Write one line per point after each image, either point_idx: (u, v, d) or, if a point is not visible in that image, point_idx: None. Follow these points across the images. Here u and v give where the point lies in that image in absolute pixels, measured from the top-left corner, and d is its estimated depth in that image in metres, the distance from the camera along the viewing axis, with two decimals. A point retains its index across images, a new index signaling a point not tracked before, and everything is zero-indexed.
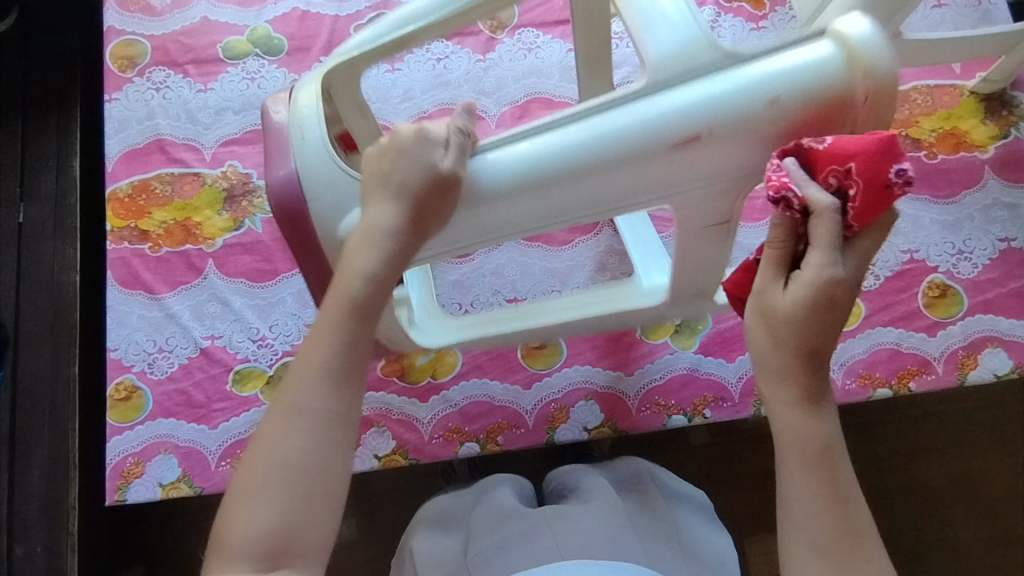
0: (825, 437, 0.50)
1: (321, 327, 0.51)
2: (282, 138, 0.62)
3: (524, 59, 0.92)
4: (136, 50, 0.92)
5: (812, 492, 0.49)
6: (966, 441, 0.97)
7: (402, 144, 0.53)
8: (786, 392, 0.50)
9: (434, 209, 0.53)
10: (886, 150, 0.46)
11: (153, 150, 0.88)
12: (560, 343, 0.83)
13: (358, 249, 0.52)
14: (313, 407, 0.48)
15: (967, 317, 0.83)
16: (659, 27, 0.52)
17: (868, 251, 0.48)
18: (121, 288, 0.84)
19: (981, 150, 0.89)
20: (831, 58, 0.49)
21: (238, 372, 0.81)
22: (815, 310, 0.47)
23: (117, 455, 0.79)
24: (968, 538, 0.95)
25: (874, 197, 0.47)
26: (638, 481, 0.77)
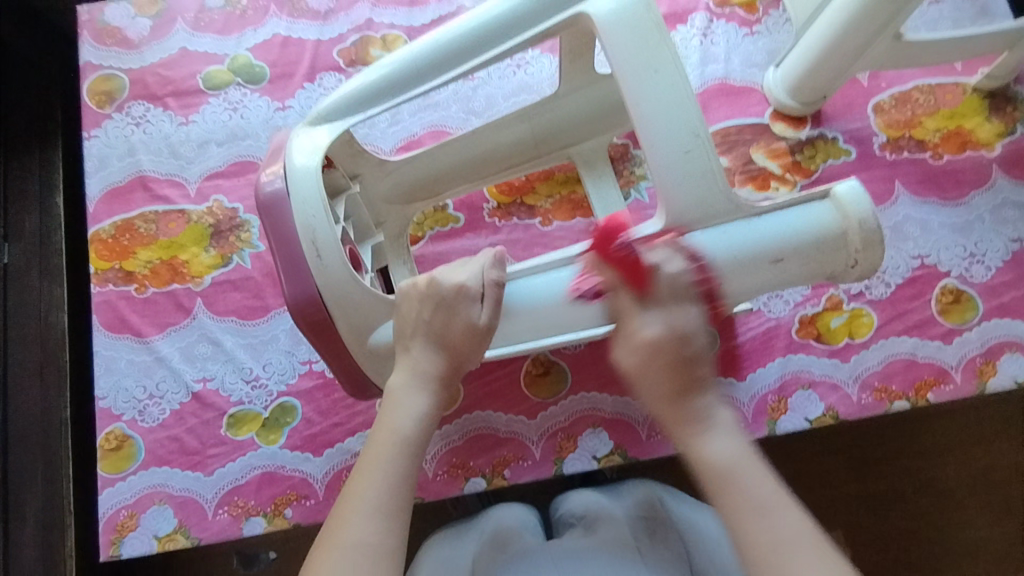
0: (738, 456, 0.51)
1: (368, 462, 0.55)
2: (279, 232, 0.60)
3: (513, 77, 0.89)
4: (114, 84, 0.89)
5: (735, 516, 0.49)
6: (985, 440, 0.94)
7: (443, 296, 0.59)
8: (688, 425, 0.53)
9: (474, 356, 0.61)
10: (605, 234, 0.57)
11: (136, 187, 0.86)
12: (565, 369, 0.80)
13: (407, 395, 0.58)
14: (363, 544, 0.50)
15: (983, 322, 0.80)
16: (678, 166, 0.57)
17: (665, 301, 0.55)
18: (108, 332, 0.81)
19: (988, 148, 0.86)
20: (827, 217, 0.59)
21: (233, 415, 0.78)
22: (649, 361, 0.54)
23: (110, 509, 0.76)
24: (990, 539, 0.92)
25: (627, 264, 0.56)
26: (649, 507, 0.73)
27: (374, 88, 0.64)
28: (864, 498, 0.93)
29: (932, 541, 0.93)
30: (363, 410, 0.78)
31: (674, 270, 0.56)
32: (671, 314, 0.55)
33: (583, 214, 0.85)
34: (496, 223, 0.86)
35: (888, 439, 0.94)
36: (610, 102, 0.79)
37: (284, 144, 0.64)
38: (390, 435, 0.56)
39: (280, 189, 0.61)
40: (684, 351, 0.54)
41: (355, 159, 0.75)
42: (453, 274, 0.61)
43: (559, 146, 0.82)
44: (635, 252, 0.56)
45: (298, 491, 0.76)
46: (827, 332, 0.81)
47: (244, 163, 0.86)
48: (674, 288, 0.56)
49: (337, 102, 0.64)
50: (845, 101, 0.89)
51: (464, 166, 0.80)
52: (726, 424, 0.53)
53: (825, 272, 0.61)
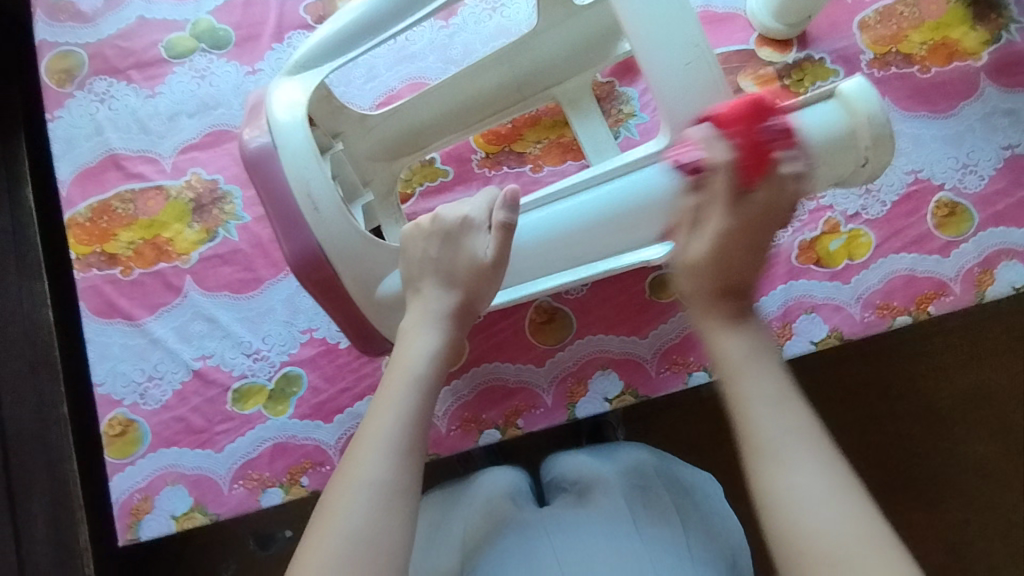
0: (753, 350, 0.52)
1: (379, 402, 0.55)
2: (272, 194, 0.59)
3: (490, 20, 0.86)
4: (72, 61, 0.85)
5: (762, 395, 0.50)
6: (976, 359, 0.97)
7: (447, 228, 0.60)
8: (744, 385, 0.50)
9: (486, 291, 0.60)
10: (757, 104, 0.53)
11: (108, 167, 0.82)
12: (570, 314, 0.79)
13: (421, 331, 0.59)
14: (378, 480, 0.51)
15: (979, 232, 0.81)
16: (680, 80, 0.56)
17: (768, 201, 0.53)
18: (97, 318, 0.79)
19: (975, 57, 0.85)
20: (837, 116, 0.59)
21: (237, 390, 0.77)
22: (718, 255, 0.54)
23: (123, 493, 0.75)
24: (984, 453, 0.96)
25: (757, 149, 0.52)
26: (643, 476, 0.71)
27: (359, 22, 0.62)
28: (860, 422, 0.97)
29: (929, 457, 0.97)
30: (369, 373, 0.77)
31: (791, 174, 0.53)
32: (748, 223, 0.54)
33: (573, 157, 0.84)
34: (486, 174, 0.84)
35: (880, 362, 0.98)
36: (592, 33, 0.76)
37: (262, 99, 0.62)
38: (403, 373, 0.56)
39: (266, 144, 0.59)
40: (751, 260, 0.55)
41: (333, 116, 0.73)
42: (455, 208, 0.61)
43: (540, 87, 0.79)
44: (772, 141, 0.53)
45: (312, 459, 0.75)
46: (827, 255, 0.81)
47: (220, 133, 0.83)
48: (778, 196, 0.53)
49: (322, 44, 0.62)
50: (830, 20, 0.87)
51: (448, 117, 0.77)
52: (768, 354, 0.52)
53: (837, 175, 0.61)
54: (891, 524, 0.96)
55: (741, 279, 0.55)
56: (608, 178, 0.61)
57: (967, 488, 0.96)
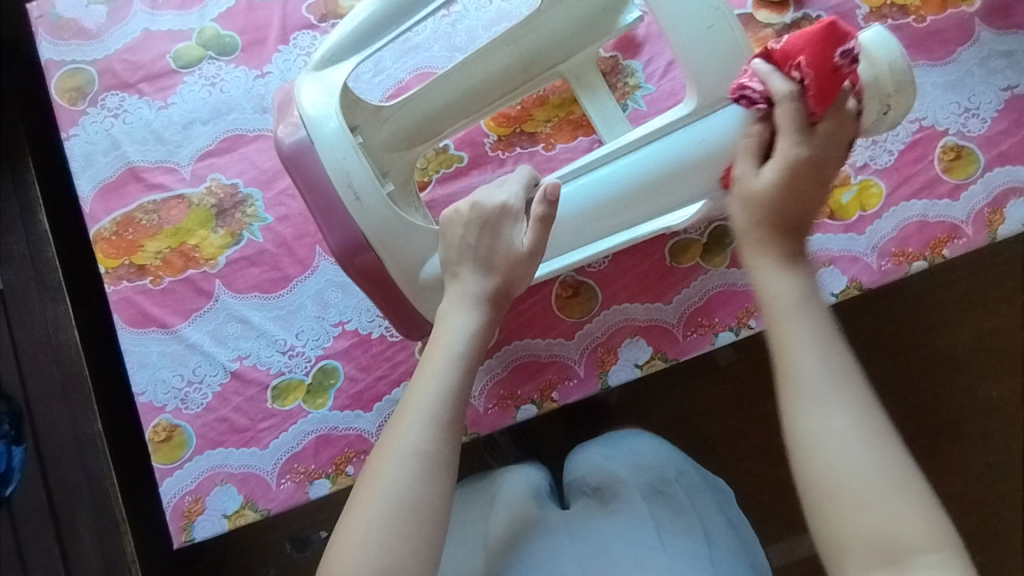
0: (798, 291, 0.56)
1: (421, 376, 0.58)
2: (313, 186, 0.64)
3: (491, 5, 0.87)
4: (82, 79, 0.86)
5: (812, 334, 0.54)
6: (982, 304, 0.99)
7: (486, 216, 0.63)
8: (791, 326, 0.55)
9: (522, 276, 0.63)
10: (829, 32, 0.58)
11: (128, 180, 0.83)
12: (595, 286, 0.81)
13: (456, 313, 0.61)
14: (418, 450, 0.54)
15: (986, 173, 0.82)
16: (703, 43, 0.62)
17: (831, 131, 0.59)
18: (132, 329, 0.80)
19: (968, 3, 0.87)
20: (860, 66, 0.63)
21: (276, 387, 0.78)
22: (788, 179, 0.58)
23: (173, 497, 0.76)
24: (1000, 395, 0.99)
25: (826, 76, 0.58)
26: (662, 482, 0.72)
27: (379, 17, 0.67)
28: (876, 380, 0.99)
29: (945, 406, 0.99)
30: (403, 359, 0.79)
31: (843, 110, 0.60)
32: (818, 145, 0.58)
33: (584, 133, 0.85)
34: (500, 156, 0.85)
35: (890, 321, 1.00)
36: (596, 8, 0.78)
37: (290, 95, 0.66)
38: (443, 351, 0.59)
39: (302, 138, 0.64)
40: (812, 180, 0.58)
41: (351, 109, 0.73)
42: (492, 196, 0.64)
43: (547, 67, 0.81)
44: (846, 66, 0.58)
45: (356, 448, 0.77)
46: (840, 208, 0.83)
47: (236, 138, 0.84)
48: (840, 122, 0.59)
49: (344, 38, 0.67)
50: None
51: (460, 102, 0.79)
52: (813, 301, 0.56)
53: (861, 123, 0.65)
54: None
55: (807, 203, 0.59)
56: (639, 145, 0.65)
57: (983, 431, 0.99)
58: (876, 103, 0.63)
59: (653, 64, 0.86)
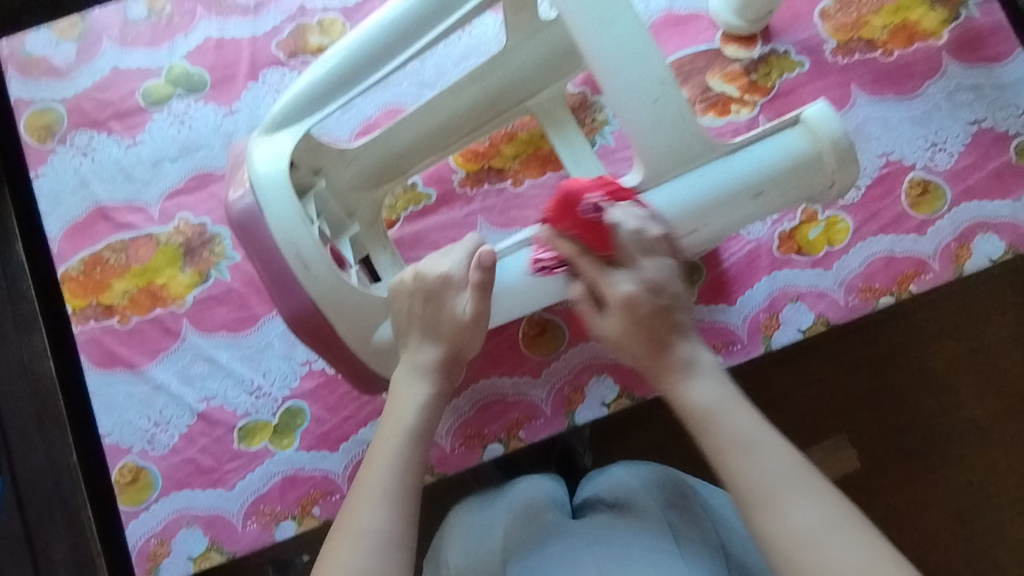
0: (719, 397, 0.54)
1: (375, 454, 0.57)
2: (262, 255, 0.63)
3: (459, 41, 0.87)
4: (51, 117, 0.86)
5: (744, 435, 0.52)
6: (967, 324, 0.99)
7: (428, 288, 0.62)
8: (716, 441, 0.52)
9: (470, 345, 0.63)
10: (565, 200, 0.59)
11: (96, 220, 0.83)
12: (561, 324, 0.81)
13: (409, 386, 0.61)
14: (372, 531, 0.52)
15: (953, 208, 0.82)
16: (648, 115, 0.59)
17: (631, 255, 0.57)
18: (100, 369, 0.80)
19: (936, 37, 0.87)
20: (805, 144, 0.62)
21: (243, 428, 0.78)
22: (623, 312, 0.57)
23: (140, 539, 0.76)
24: (984, 415, 0.99)
25: (591, 229, 0.58)
26: (680, 491, 0.68)
27: (330, 78, 0.65)
28: (861, 398, 1.00)
29: (932, 425, 0.99)
30: (370, 399, 0.79)
31: (632, 232, 0.57)
32: (639, 278, 0.57)
33: (553, 168, 0.85)
34: (469, 193, 0.85)
35: (877, 339, 1.00)
36: (561, 48, 0.78)
37: (244, 155, 0.66)
38: (395, 426, 0.58)
39: (251, 204, 0.63)
40: (664, 309, 0.57)
41: (315, 154, 0.73)
42: (435, 265, 0.63)
43: (510, 109, 0.80)
44: (599, 215, 0.58)
45: (322, 489, 0.77)
46: (806, 244, 0.83)
47: (204, 175, 0.84)
48: (640, 242, 0.58)
49: (294, 100, 0.66)
50: (792, 13, 0.88)
51: (425, 140, 0.78)
52: (736, 399, 0.54)
53: (807, 195, 0.65)
54: (900, 497, 0.98)
55: (661, 332, 0.57)
56: None
57: (970, 448, 0.98)
58: (819, 178, 0.63)
59: None
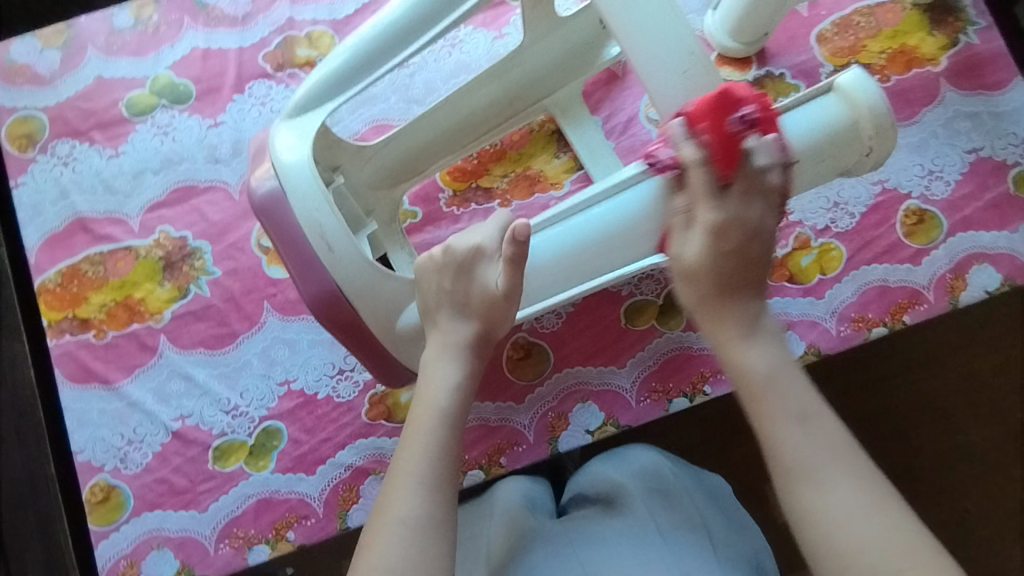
0: (775, 365, 0.51)
1: (409, 438, 0.54)
2: (287, 238, 0.60)
3: (449, 56, 0.86)
4: (33, 125, 0.84)
5: (790, 408, 0.49)
6: (968, 343, 0.91)
7: (459, 260, 0.59)
8: (769, 405, 0.49)
9: (504, 322, 0.59)
10: (720, 101, 0.52)
11: (75, 231, 0.82)
12: (547, 347, 0.79)
13: (440, 366, 0.58)
14: (409, 519, 0.50)
15: (948, 238, 0.81)
16: (678, 89, 0.56)
17: (744, 192, 0.53)
18: (74, 384, 0.78)
19: (934, 63, 0.86)
20: (838, 112, 0.59)
21: (218, 448, 0.77)
22: (715, 249, 0.53)
23: (109, 560, 0.74)
24: (983, 440, 0.90)
25: (728, 143, 0.52)
26: (659, 478, 0.66)
27: (354, 64, 0.63)
28: (857, 422, 0.90)
29: (927, 454, 0.90)
30: (349, 421, 0.77)
31: (763, 164, 0.52)
32: (737, 211, 0.53)
33: (542, 188, 0.83)
34: (455, 212, 0.83)
35: (869, 362, 0.91)
36: (579, 42, 0.77)
37: (265, 143, 0.63)
38: (427, 408, 0.56)
39: (274, 188, 0.59)
40: (753, 251, 0.53)
41: (331, 150, 0.72)
42: (467, 238, 0.61)
43: (527, 105, 0.79)
44: (745, 132, 0.52)
45: (297, 512, 0.75)
46: (799, 271, 0.81)
47: (186, 188, 0.83)
48: (756, 180, 0.53)
49: (319, 83, 0.63)
50: (788, 34, 0.87)
51: (443, 138, 0.76)
52: (792, 368, 0.51)
53: (841, 167, 0.61)
54: None
55: (738, 279, 0.53)
56: (615, 192, 0.59)
57: (966, 480, 0.90)
58: (856, 147, 0.60)
59: (613, 120, 0.84)
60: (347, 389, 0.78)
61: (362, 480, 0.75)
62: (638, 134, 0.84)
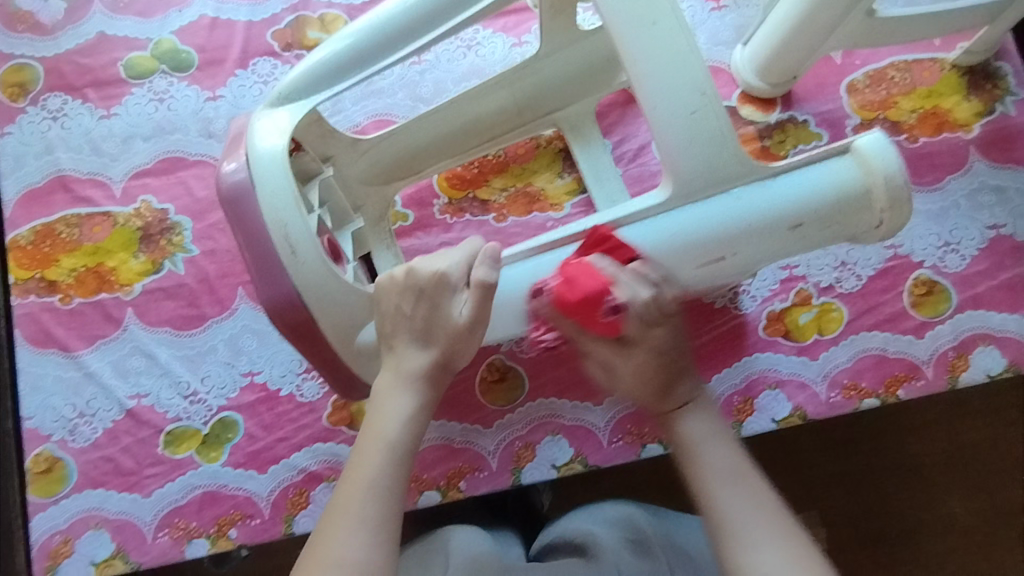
0: (710, 434, 0.51)
1: (352, 472, 0.50)
2: (247, 236, 0.56)
3: (464, 59, 0.83)
4: (27, 75, 0.82)
5: (721, 466, 0.49)
6: (960, 415, 0.87)
7: (421, 285, 0.55)
8: (700, 464, 0.49)
9: (464, 355, 0.56)
10: (582, 295, 0.52)
11: (55, 189, 0.79)
12: (522, 373, 0.76)
13: (392, 395, 0.54)
14: (349, 562, 0.46)
15: (956, 314, 0.77)
16: (682, 128, 0.52)
17: (654, 343, 0.53)
18: (33, 347, 0.76)
19: (966, 129, 0.82)
20: (852, 176, 0.56)
21: (170, 433, 0.74)
22: (641, 375, 0.54)
23: (43, 534, 0.72)
24: (963, 516, 0.86)
25: (601, 322, 0.53)
26: (633, 528, 0.63)
27: (349, 54, 0.60)
28: (834, 481, 0.87)
29: (901, 521, 0.86)
30: (309, 424, 0.74)
31: (644, 300, 0.52)
32: (645, 349, 0.53)
33: (540, 208, 0.80)
34: (448, 220, 0.80)
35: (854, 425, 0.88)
36: (598, 58, 0.73)
37: (244, 128, 0.60)
38: (375, 440, 0.52)
39: (243, 179, 0.56)
40: (670, 356, 0.53)
41: (325, 140, 0.68)
42: (432, 262, 0.56)
43: (535, 113, 0.75)
44: (614, 308, 0.52)
45: (242, 510, 0.72)
46: (795, 328, 0.77)
47: (174, 160, 0.80)
48: (655, 305, 0.53)
49: (313, 69, 0.60)
50: (818, 80, 0.83)
51: (443, 142, 0.73)
52: (725, 435, 0.51)
53: (847, 235, 0.58)
54: None
55: (678, 377, 0.53)
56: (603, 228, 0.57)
57: (937, 555, 0.86)
58: (862, 219, 0.57)
59: (624, 146, 0.81)
60: (312, 390, 0.75)
61: (315, 485, 0.73)
62: (648, 164, 0.80)
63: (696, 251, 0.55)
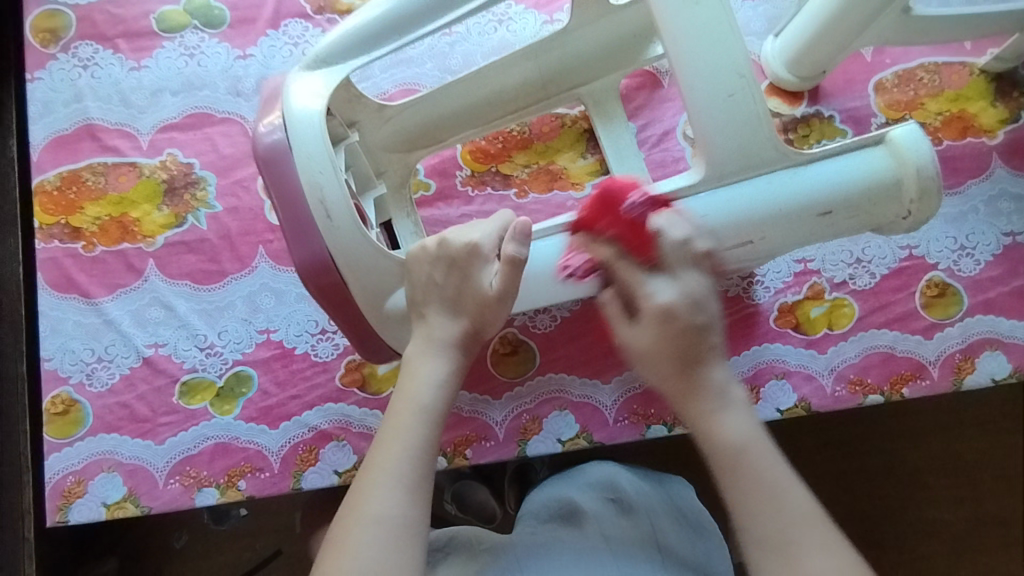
0: (749, 436, 0.51)
1: (387, 432, 0.53)
2: (282, 197, 0.57)
3: (494, 33, 0.83)
4: (60, 22, 0.82)
5: (761, 477, 0.49)
6: (956, 421, 0.88)
7: (454, 256, 0.57)
8: (742, 476, 0.49)
9: (493, 324, 0.58)
10: (605, 199, 0.57)
11: (82, 137, 0.80)
12: (534, 347, 0.77)
13: (425, 360, 0.56)
14: (386, 517, 0.49)
15: (967, 317, 0.78)
16: (718, 110, 0.53)
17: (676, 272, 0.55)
18: (54, 291, 0.77)
19: (990, 135, 0.82)
20: (882, 165, 0.56)
21: (186, 383, 0.75)
22: (665, 338, 0.54)
23: (57, 474, 0.73)
24: (953, 520, 0.87)
25: (634, 230, 0.56)
26: (613, 491, 0.64)
27: (384, 19, 0.60)
28: (828, 477, 0.88)
29: (894, 521, 0.88)
30: (322, 383, 0.75)
31: (680, 235, 0.54)
32: (684, 292, 0.54)
33: (561, 186, 0.80)
34: (469, 193, 0.81)
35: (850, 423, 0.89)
36: (628, 34, 0.73)
37: (279, 90, 0.60)
38: (409, 405, 0.54)
39: (280, 140, 0.57)
40: (693, 331, 0.53)
41: (351, 104, 0.69)
42: (464, 234, 0.58)
43: (561, 88, 0.75)
44: (645, 216, 0.55)
45: (252, 463, 0.73)
46: (807, 321, 0.78)
47: (201, 116, 0.80)
48: (677, 252, 0.55)
49: (349, 33, 0.60)
50: (847, 77, 0.83)
51: (469, 111, 0.74)
52: (761, 437, 0.51)
53: (875, 225, 0.58)
54: None
55: (696, 354, 0.53)
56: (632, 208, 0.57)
57: (925, 556, 0.87)
58: (891, 208, 0.57)
59: (648, 131, 0.81)
60: (326, 350, 0.76)
61: (325, 444, 0.74)
62: (671, 149, 0.81)
63: (725, 234, 0.56)
